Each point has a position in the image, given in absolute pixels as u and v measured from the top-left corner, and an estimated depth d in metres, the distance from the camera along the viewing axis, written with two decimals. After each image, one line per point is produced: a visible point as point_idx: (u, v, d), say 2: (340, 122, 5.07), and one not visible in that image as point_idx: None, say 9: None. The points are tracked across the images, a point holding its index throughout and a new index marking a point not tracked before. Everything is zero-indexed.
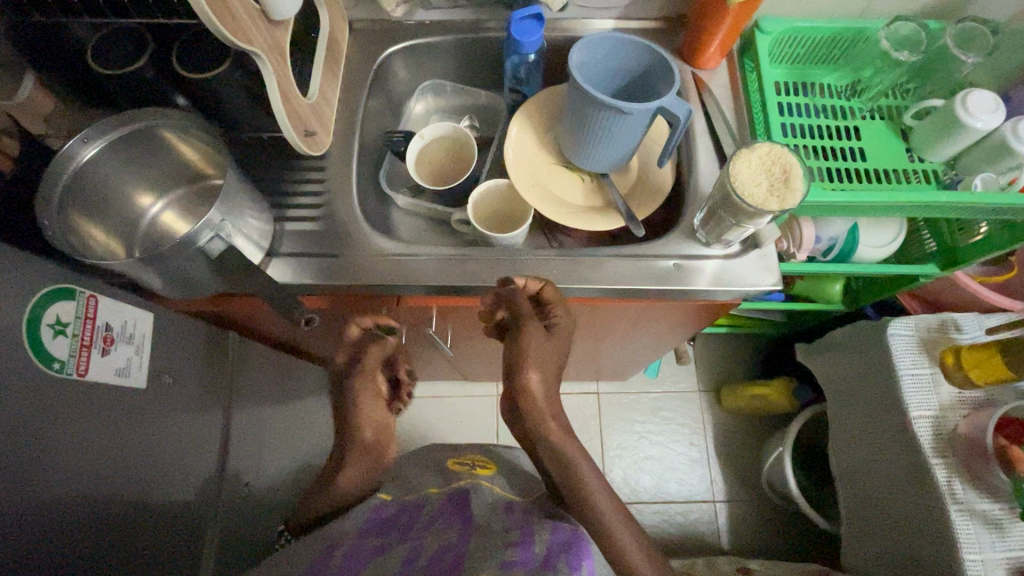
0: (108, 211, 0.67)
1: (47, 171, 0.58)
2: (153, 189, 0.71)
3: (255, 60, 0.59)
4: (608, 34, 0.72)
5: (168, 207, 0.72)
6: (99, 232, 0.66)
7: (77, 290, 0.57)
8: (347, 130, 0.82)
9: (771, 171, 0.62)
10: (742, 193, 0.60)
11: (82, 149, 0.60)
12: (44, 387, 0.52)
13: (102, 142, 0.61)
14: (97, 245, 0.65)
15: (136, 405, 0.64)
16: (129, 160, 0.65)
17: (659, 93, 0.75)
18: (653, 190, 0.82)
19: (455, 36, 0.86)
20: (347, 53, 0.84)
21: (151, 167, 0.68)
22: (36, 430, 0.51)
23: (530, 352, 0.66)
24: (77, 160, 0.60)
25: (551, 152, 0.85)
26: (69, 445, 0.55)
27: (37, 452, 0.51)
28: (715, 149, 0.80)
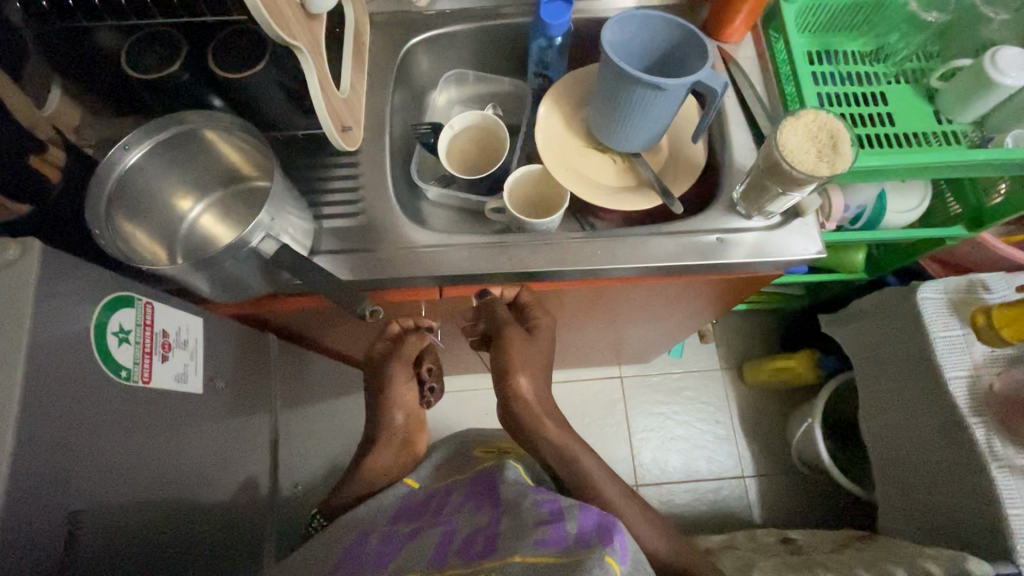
0: (151, 219, 0.67)
1: (93, 178, 0.58)
2: (194, 193, 0.70)
3: (296, 54, 0.58)
4: (638, 11, 0.72)
5: (207, 211, 0.71)
6: (145, 238, 0.65)
7: (136, 297, 0.57)
8: (377, 125, 0.81)
9: (817, 137, 0.62)
10: (792, 161, 0.60)
11: (124, 156, 0.60)
12: (114, 395, 0.52)
13: (142, 147, 0.61)
14: (144, 251, 0.64)
15: (193, 410, 0.64)
16: (169, 165, 0.65)
17: (690, 68, 0.75)
18: (686, 167, 0.82)
19: (478, 23, 0.86)
20: (370, 48, 0.84)
21: (189, 171, 0.68)
22: (108, 438, 0.51)
23: (517, 360, 0.78)
24: (120, 167, 0.60)
25: (581, 134, 0.85)
26: (139, 455, 0.55)
27: (112, 461, 0.51)
28: (747, 122, 0.80)
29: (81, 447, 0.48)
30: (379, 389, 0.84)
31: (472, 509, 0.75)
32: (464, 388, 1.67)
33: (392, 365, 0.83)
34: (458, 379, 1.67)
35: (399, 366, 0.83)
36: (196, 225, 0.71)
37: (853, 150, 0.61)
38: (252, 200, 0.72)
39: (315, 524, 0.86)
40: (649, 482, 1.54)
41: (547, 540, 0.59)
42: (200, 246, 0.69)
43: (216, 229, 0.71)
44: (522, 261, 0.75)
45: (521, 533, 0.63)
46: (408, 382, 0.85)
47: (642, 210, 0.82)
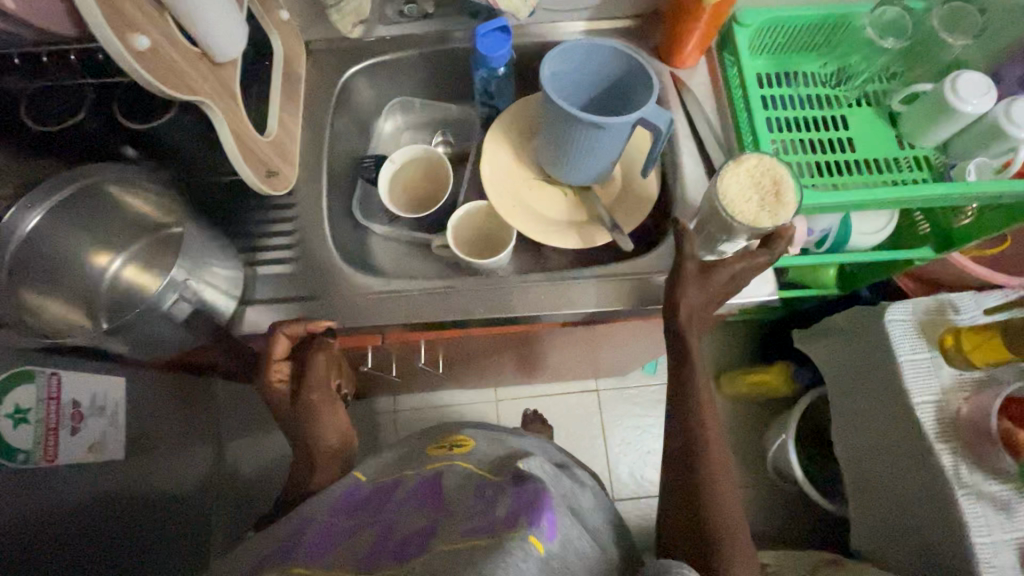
0: (64, 276, 0.63)
1: None
2: (112, 247, 0.67)
3: (203, 108, 0.54)
4: (580, 40, 0.68)
5: (128, 263, 0.67)
6: (57, 302, 0.62)
7: (37, 371, 0.56)
8: (314, 162, 0.78)
9: (760, 184, 0.60)
10: (731, 211, 0.58)
11: (26, 216, 0.57)
12: None
13: (46, 206, 0.58)
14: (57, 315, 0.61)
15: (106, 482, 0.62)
16: (79, 221, 0.62)
17: (638, 101, 0.71)
18: (639, 201, 0.78)
19: (420, 50, 0.82)
20: (306, 79, 0.80)
21: (104, 224, 0.64)
22: None
23: (687, 296, 0.64)
24: (22, 229, 0.57)
25: (531, 166, 0.81)
26: None
27: None
28: (700, 154, 0.77)
29: None
30: (301, 420, 0.69)
31: (410, 505, 0.64)
32: (438, 403, 1.65)
33: (309, 396, 0.68)
34: (432, 395, 1.64)
35: (312, 390, 0.68)
36: (117, 280, 0.67)
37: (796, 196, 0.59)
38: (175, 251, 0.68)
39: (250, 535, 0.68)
40: (627, 496, 1.53)
41: (477, 527, 0.52)
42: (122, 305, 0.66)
43: (138, 283, 0.68)
44: (465, 307, 0.72)
45: (456, 521, 0.56)
46: (331, 402, 0.71)
47: (594, 247, 0.79)
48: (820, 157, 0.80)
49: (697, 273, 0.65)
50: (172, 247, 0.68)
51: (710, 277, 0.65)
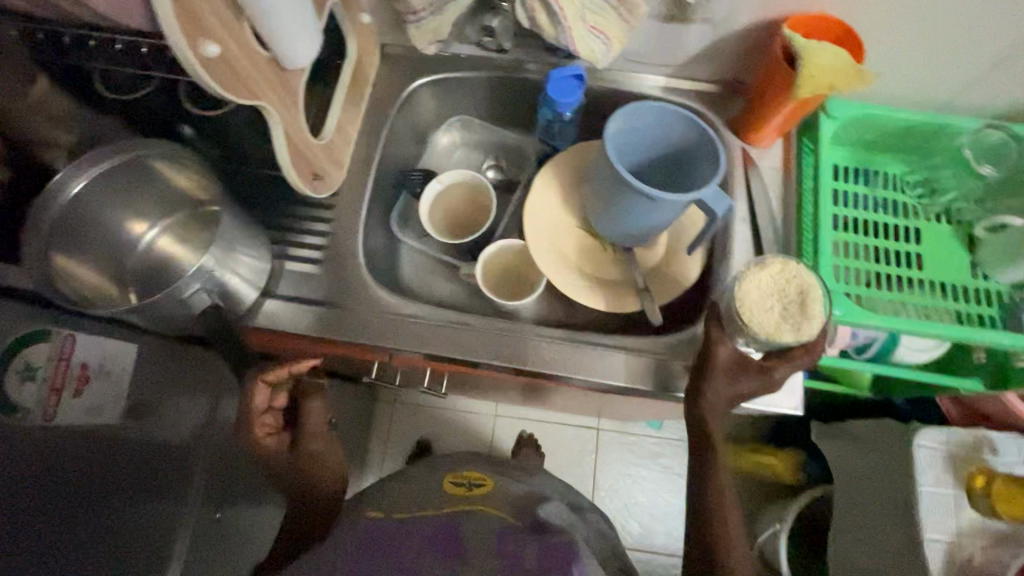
0: (99, 235, 0.65)
1: (36, 203, 0.57)
2: (147, 217, 0.68)
3: (261, 110, 0.54)
4: (654, 103, 0.65)
5: (163, 233, 0.70)
6: (87, 263, 0.64)
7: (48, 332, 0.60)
8: (362, 167, 0.77)
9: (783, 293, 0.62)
10: (751, 319, 0.60)
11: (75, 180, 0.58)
12: None
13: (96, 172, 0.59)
14: (85, 278, 0.63)
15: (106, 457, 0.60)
16: (121, 188, 0.63)
17: (699, 178, 0.68)
18: (677, 276, 0.75)
19: (491, 74, 0.80)
20: (372, 82, 0.79)
21: (146, 194, 0.66)
22: None
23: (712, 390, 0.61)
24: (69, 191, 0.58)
25: (576, 214, 0.79)
26: None
27: None
28: (752, 241, 0.73)
29: None
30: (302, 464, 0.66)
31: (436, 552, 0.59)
32: (439, 405, 1.65)
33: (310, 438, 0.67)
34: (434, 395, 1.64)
35: (312, 440, 0.67)
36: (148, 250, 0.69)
37: (821, 308, 0.61)
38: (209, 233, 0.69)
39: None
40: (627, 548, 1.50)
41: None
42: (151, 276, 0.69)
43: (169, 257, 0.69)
44: (477, 348, 0.71)
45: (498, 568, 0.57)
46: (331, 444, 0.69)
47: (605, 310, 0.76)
48: (881, 267, 0.75)
49: (731, 365, 0.62)
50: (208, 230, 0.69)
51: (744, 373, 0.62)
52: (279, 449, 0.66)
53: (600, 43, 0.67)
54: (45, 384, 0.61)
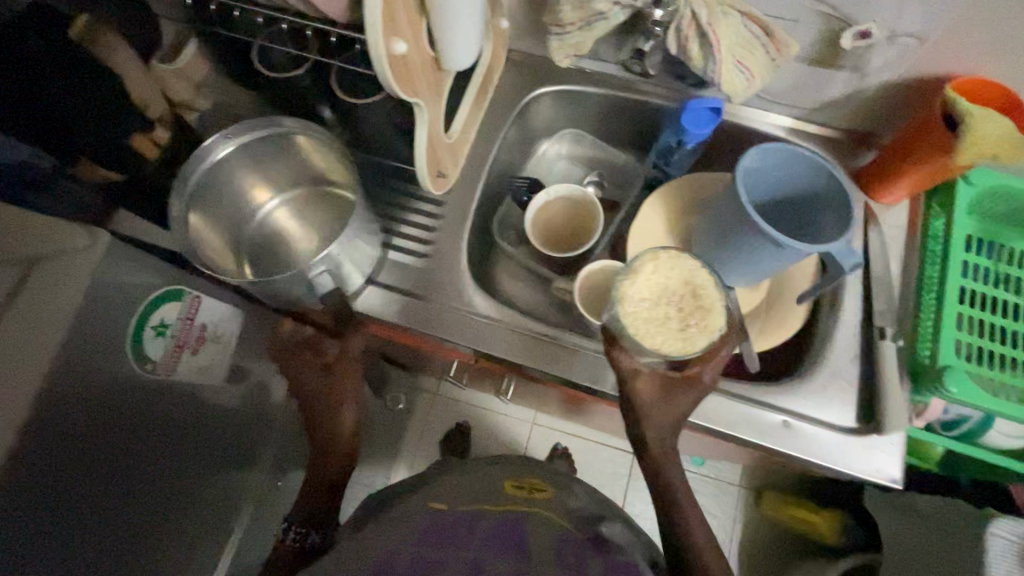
0: (226, 199, 0.67)
1: (187, 163, 0.60)
2: (273, 187, 0.70)
3: (414, 105, 0.55)
4: (793, 147, 0.62)
5: (282, 206, 0.71)
6: (213, 225, 0.66)
7: (185, 291, 0.59)
8: (475, 169, 0.77)
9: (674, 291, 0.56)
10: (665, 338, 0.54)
11: (222, 144, 0.61)
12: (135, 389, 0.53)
13: (239, 140, 0.62)
14: (211, 239, 0.65)
15: (205, 414, 0.62)
16: (256, 158, 0.65)
17: (822, 230, 0.65)
18: (779, 324, 0.72)
19: (614, 92, 0.79)
20: (496, 85, 0.79)
21: (275, 166, 0.68)
22: (115, 442, 0.50)
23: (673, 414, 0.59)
24: (214, 153, 0.61)
25: (680, 244, 0.78)
26: (133, 456, 0.52)
27: (117, 458, 0.51)
28: (865, 300, 0.71)
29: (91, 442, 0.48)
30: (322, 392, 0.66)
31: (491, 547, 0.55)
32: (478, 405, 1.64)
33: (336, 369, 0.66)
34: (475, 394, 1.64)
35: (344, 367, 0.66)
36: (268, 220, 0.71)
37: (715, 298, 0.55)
38: (327, 212, 0.71)
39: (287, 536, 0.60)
40: None
41: None
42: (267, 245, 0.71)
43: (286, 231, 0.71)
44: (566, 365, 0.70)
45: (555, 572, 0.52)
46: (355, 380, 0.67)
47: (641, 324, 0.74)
48: (1013, 353, 0.67)
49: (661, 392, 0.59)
50: (327, 209, 0.71)
51: (672, 396, 0.59)
52: (311, 374, 0.66)
53: (742, 77, 0.64)
54: (172, 341, 0.57)
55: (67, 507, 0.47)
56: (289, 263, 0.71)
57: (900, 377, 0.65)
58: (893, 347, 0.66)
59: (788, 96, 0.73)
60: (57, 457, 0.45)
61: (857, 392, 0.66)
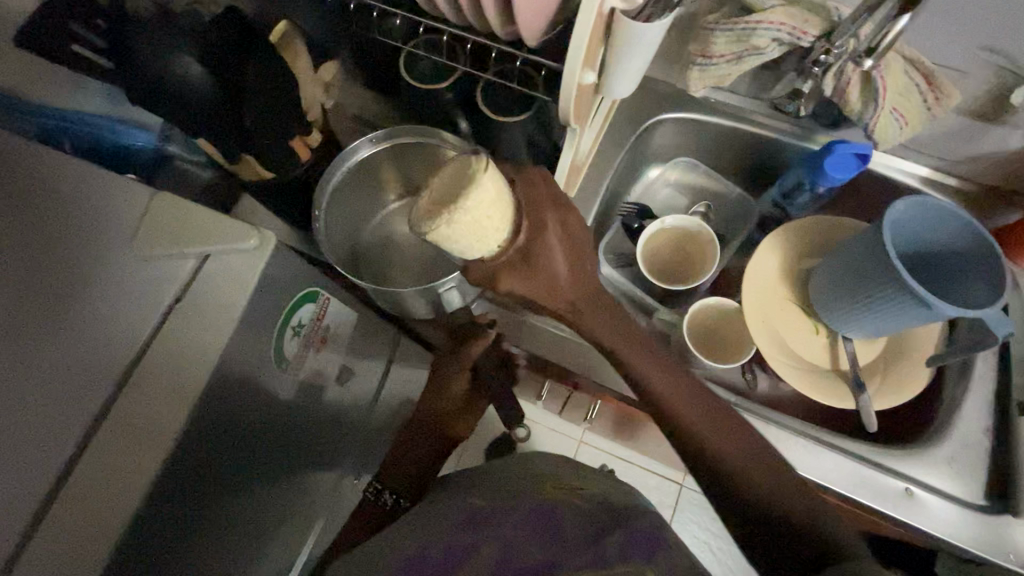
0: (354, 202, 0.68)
1: (331, 163, 0.60)
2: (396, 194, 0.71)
3: (568, 128, 0.54)
4: (943, 203, 0.59)
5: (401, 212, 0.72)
6: (340, 227, 0.67)
7: (320, 291, 0.59)
8: (589, 192, 0.76)
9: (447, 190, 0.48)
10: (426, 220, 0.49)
11: (365, 147, 0.62)
12: (265, 384, 0.54)
13: (380, 144, 0.62)
14: (335, 236, 0.66)
15: (305, 407, 0.63)
16: (388, 164, 0.66)
17: (969, 293, 0.61)
18: (898, 384, 0.69)
19: (739, 124, 0.77)
20: (619, 109, 0.78)
21: (404, 174, 0.68)
22: (237, 433, 0.51)
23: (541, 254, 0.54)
24: (355, 156, 0.62)
25: (794, 286, 0.75)
26: (246, 445, 0.54)
27: (235, 449, 0.52)
28: (1000, 371, 0.66)
29: (223, 432, 0.49)
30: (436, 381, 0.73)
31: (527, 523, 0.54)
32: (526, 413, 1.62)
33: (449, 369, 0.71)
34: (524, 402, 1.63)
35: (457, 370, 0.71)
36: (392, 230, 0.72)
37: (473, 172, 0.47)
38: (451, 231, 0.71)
39: (368, 493, 0.70)
40: None
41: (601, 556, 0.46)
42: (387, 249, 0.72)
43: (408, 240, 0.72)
44: None
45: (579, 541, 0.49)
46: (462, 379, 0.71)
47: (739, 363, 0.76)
48: None
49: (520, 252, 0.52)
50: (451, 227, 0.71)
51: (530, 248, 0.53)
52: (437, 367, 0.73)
53: (896, 124, 0.62)
54: (303, 340, 0.59)
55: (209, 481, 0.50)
56: (407, 269, 0.71)
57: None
58: None
59: (934, 146, 0.69)
60: (204, 441, 0.47)
61: (987, 467, 0.63)
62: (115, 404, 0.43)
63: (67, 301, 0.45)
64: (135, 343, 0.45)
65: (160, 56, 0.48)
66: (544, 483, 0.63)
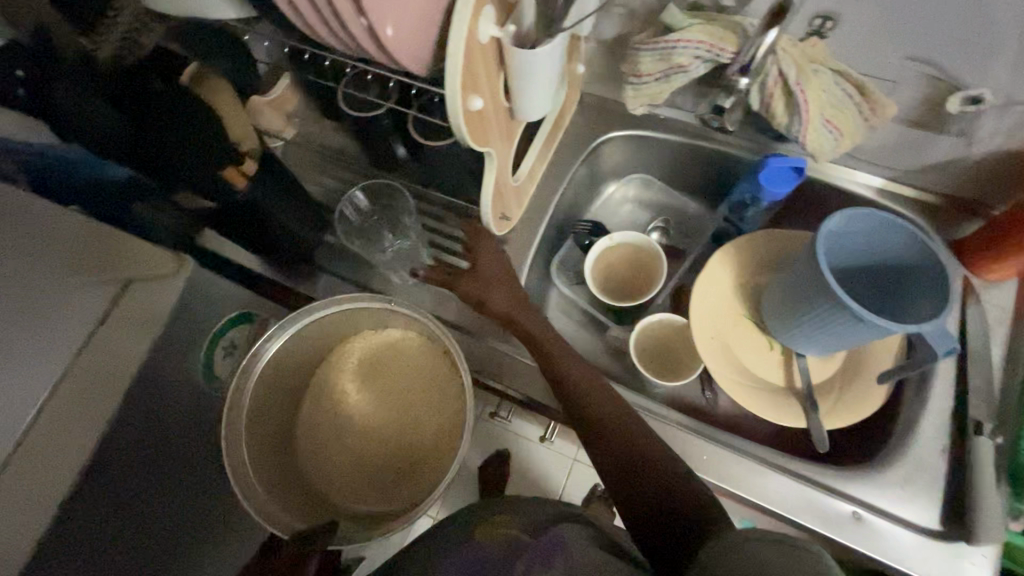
0: (303, 346, 0.67)
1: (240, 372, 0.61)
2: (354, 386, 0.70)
3: (485, 153, 0.56)
4: (881, 213, 0.57)
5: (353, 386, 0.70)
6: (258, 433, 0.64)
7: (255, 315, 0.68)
8: (538, 211, 0.77)
9: (377, 357, 0.70)
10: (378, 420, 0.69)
11: (269, 343, 0.62)
12: (170, 393, 0.58)
13: (291, 329, 0.63)
14: (260, 455, 0.64)
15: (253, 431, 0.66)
16: (328, 327, 0.67)
17: (915, 310, 0.59)
18: (854, 403, 0.66)
19: (688, 140, 0.76)
20: (567, 128, 0.79)
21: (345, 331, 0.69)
22: (122, 462, 0.54)
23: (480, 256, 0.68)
24: (264, 354, 0.62)
25: (747, 302, 0.74)
26: (149, 472, 0.58)
27: (132, 465, 0.56)
28: (958, 389, 0.63)
29: (110, 457, 0.52)
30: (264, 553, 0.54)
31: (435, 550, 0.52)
32: None
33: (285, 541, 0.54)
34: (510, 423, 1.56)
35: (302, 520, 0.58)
36: (332, 410, 0.70)
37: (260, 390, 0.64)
38: (422, 375, 0.68)
39: None
40: None
41: None
42: (335, 430, 0.69)
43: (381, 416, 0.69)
44: None
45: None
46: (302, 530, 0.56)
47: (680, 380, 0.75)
48: None
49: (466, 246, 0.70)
50: (421, 380, 0.68)
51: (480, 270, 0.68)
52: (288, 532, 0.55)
53: (831, 138, 0.61)
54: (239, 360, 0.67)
55: (119, 491, 0.54)
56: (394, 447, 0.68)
57: (997, 483, 0.58)
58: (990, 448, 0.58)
59: (882, 155, 0.68)
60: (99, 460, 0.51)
61: (944, 488, 0.60)
62: (29, 427, 0.47)
63: (15, 327, 0.50)
64: (65, 354, 0.50)
65: (71, 103, 0.54)
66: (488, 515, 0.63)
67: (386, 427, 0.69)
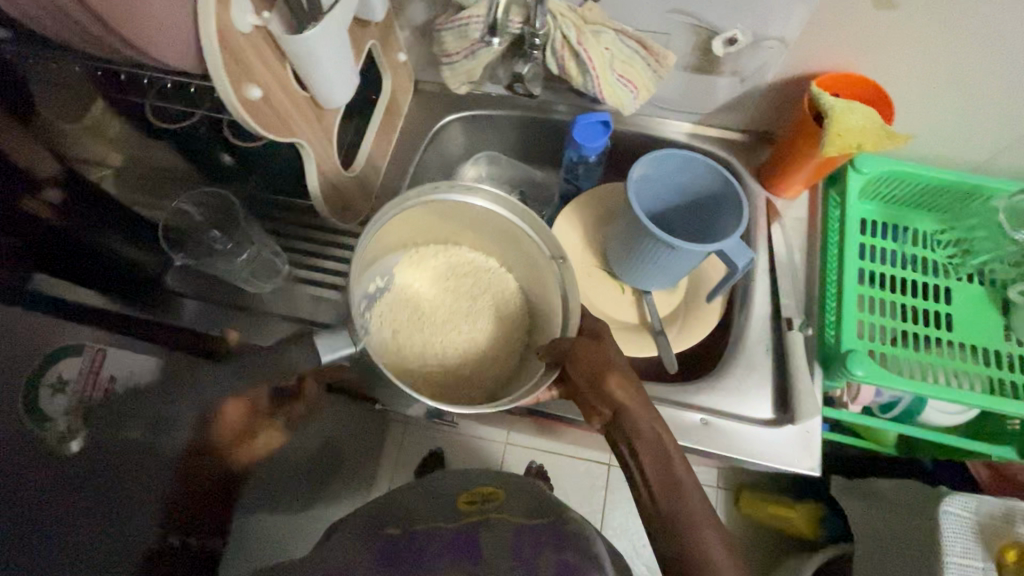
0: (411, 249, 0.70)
1: (410, 189, 0.62)
2: (421, 274, 0.70)
3: (297, 145, 0.57)
4: (678, 149, 0.64)
5: (396, 293, 0.68)
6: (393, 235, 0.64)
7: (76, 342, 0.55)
8: (389, 200, 0.78)
9: (459, 263, 0.72)
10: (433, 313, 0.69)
11: (464, 193, 0.64)
12: None
13: (490, 199, 0.64)
14: (364, 281, 0.64)
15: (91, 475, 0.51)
16: (450, 217, 0.67)
17: (722, 230, 0.66)
18: (694, 325, 0.74)
19: (520, 113, 0.81)
20: (407, 117, 0.81)
21: (446, 264, 0.71)
22: None
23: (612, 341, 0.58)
24: (433, 195, 0.63)
25: (596, 253, 0.79)
26: None
27: None
28: (774, 296, 0.72)
29: None
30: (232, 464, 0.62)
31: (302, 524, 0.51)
32: None
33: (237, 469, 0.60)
34: None
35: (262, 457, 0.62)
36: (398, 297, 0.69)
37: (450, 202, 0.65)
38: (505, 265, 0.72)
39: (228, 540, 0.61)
40: None
41: None
42: (409, 314, 0.68)
43: (447, 315, 0.69)
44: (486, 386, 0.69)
45: None
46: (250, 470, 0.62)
47: None
48: (896, 323, 0.71)
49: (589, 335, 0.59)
50: (502, 271, 0.72)
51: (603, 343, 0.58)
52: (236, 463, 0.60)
53: (626, 91, 0.67)
54: (66, 395, 0.53)
55: None
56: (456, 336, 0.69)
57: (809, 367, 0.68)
58: (799, 336, 0.68)
59: (683, 103, 0.76)
60: None
61: (771, 382, 0.68)
62: None
63: None
64: None
65: None
66: (460, 497, 0.66)
67: (465, 316, 0.70)
